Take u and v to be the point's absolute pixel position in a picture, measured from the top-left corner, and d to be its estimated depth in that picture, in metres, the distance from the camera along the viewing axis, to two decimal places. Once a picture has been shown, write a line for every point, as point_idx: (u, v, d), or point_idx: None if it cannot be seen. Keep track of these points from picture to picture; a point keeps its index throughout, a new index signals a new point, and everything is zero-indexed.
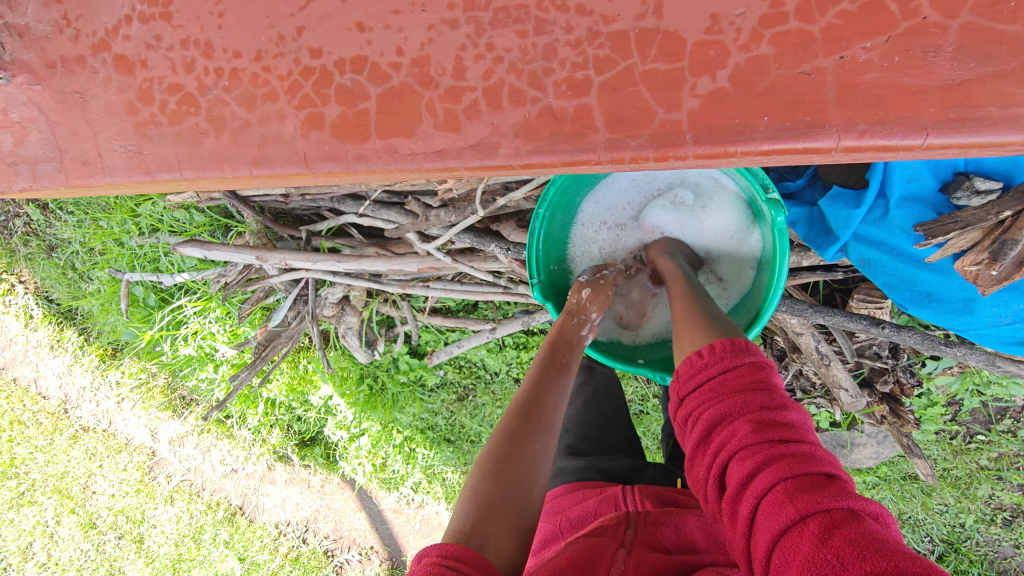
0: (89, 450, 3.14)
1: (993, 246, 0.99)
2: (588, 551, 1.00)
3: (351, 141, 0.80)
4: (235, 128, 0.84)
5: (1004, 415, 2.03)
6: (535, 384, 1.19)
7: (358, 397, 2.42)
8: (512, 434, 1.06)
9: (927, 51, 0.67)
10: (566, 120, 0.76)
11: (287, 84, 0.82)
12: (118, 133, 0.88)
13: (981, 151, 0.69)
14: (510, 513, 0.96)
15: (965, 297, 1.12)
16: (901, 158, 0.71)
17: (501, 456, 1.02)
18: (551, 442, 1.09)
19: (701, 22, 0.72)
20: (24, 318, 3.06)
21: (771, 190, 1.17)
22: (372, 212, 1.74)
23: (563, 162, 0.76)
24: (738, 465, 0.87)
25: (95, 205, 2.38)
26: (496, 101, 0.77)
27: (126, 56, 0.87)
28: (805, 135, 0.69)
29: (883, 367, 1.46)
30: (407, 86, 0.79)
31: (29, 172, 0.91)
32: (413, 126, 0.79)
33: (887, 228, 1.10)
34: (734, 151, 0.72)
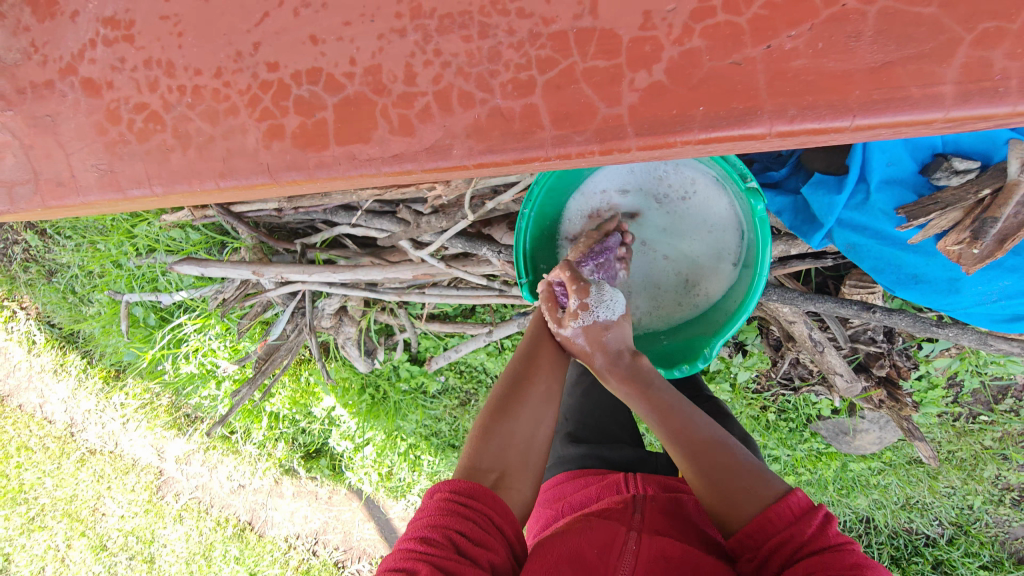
0: (97, 472, 3.16)
1: (974, 225, 0.97)
2: (600, 534, 1.01)
3: (312, 150, 0.82)
4: (201, 143, 0.85)
5: (1005, 395, 2.03)
6: (536, 341, 1.34)
7: (360, 406, 2.43)
8: (517, 383, 1.23)
9: (848, 37, 0.68)
10: (514, 119, 0.77)
11: (246, 98, 0.84)
12: (89, 154, 0.89)
13: (912, 129, 0.70)
14: (518, 447, 1.13)
15: (951, 277, 1.13)
16: (836, 140, 0.72)
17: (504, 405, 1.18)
18: (553, 387, 1.26)
19: (635, 19, 0.73)
20: (27, 344, 3.08)
21: (750, 179, 1.17)
22: (365, 222, 1.75)
23: (514, 161, 0.77)
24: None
25: (92, 228, 2.42)
26: (448, 104, 0.78)
27: (93, 78, 0.89)
28: (739, 123, 0.71)
29: (879, 352, 1.46)
30: (362, 94, 0.80)
31: (6, 195, 0.93)
32: (370, 132, 0.80)
33: (870, 212, 1.10)
34: (675, 141, 0.73)
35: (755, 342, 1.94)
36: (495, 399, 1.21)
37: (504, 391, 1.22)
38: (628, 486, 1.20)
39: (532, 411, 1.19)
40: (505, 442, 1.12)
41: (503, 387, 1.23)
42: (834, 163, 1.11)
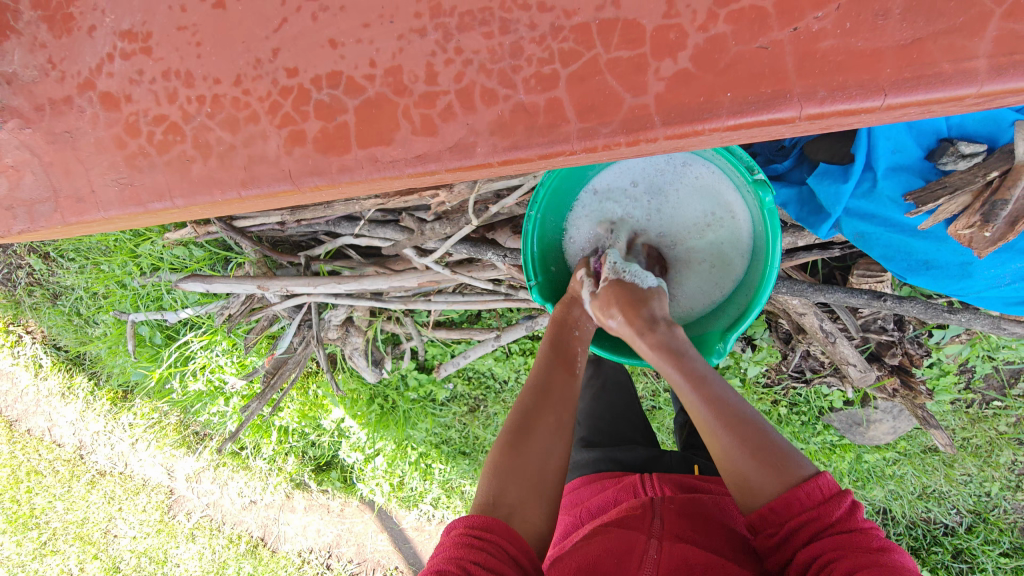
0: (108, 494, 3.16)
1: (984, 208, 0.97)
2: (620, 543, 1.01)
3: (333, 154, 0.81)
4: (222, 152, 0.85)
5: (1017, 379, 2.02)
6: (545, 371, 1.27)
7: (369, 417, 2.41)
8: (528, 413, 1.19)
9: (876, 15, 0.67)
10: (538, 113, 0.76)
11: (267, 104, 0.83)
12: (110, 167, 0.89)
13: (942, 107, 0.69)
14: (527, 480, 1.09)
15: (962, 261, 1.12)
16: (863, 121, 0.71)
17: (514, 432, 1.15)
18: (566, 419, 1.20)
19: (659, 7, 0.71)
20: (34, 368, 3.08)
21: (756, 170, 1.17)
22: (368, 232, 1.77)
23: (539, 156, 0.76)
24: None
25: (96, 249, 2.44)
26: (470, 102, 0.77)
27: (111, 92, 0.88)
28: (768, 107, 0.70)
29: (890, 341, 1.45)
30: (383, 96, 0.79)
31: (27, 214, 0.94)
32: (392, 133, 0.79)
33: (877, 200, 1.10)
34: (703, 129, 0.72)
35: (765, 336, 1.93)
36: (505, 431, 1.17)
37: (514, 422, 1.18)
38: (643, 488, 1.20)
39: (543, 441, 1.15)
40: (516, 473, 1.09)
41: (513, 416, 1.19)
42: (837, 153, 1.10)
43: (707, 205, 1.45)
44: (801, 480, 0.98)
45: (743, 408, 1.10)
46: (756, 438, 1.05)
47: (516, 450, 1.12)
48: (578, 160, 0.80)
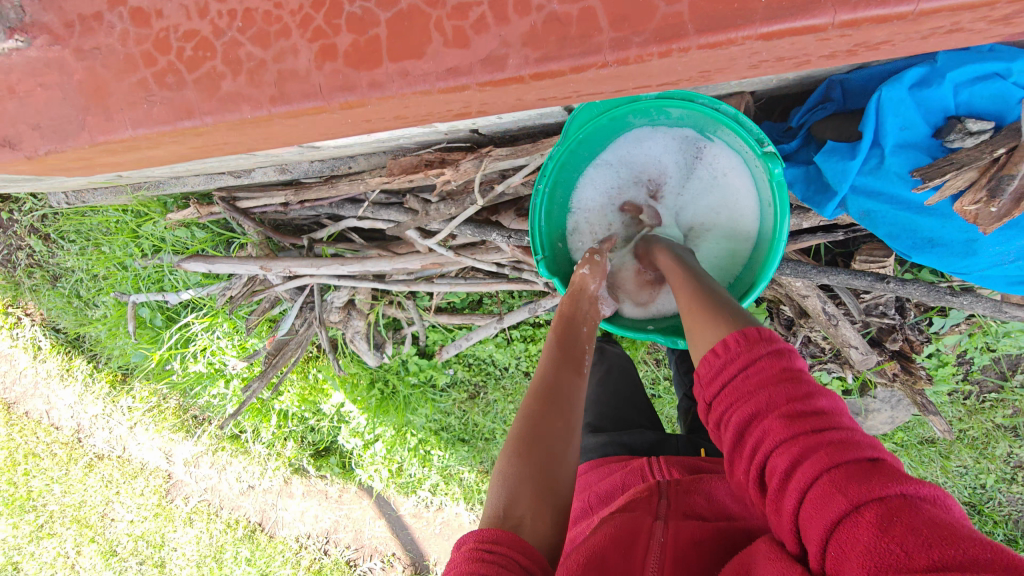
0: (105, 478, 3.17)
1: (990, 183, 0.96)
2: (624, 528, 0.99)
3: (365, 68, 0.72)
4: (251, 68, 0.76)
5: (1016, 370, 2.03)
6: (550, 371, 1.21)
7: (370, 401, 2.41)
8: (535, 417, 1.10)
9: None
10: (572, 22, 0.67)
11: (299, 18, 0.74)
12: (137, 87, 0.80)
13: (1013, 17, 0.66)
14: (539, 484, 0.99)
15: (967, 238, 1.09)
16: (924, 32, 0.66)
17: (523, 437, 1.06)
18: (574, 420, 1.11)
19: None
20: (32, 350, 3.07)
21: (767, 143, 1.15)
22: (372, 214, 1.78)
23: (570, 69, 0.68)
24: (780, 463, 0.80)
25: (97, 230, 2.44)
26: (502, 11, 0.69)
27: (142, 8, 0.80)
28: (802, 11, 0.63)
29: (891, 326, 1.46)
30: (415, 6, 0.70)
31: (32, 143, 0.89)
32: (423, 45, 0.70)
33: (884, 176, 1.07)
34: (736, 37, 0.65)
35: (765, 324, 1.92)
36: (512, 436, 1.08)
37: (523, 429, 1.08)
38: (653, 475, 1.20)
39: (553, 442, 1.06)
40: (527, 477, 0.99)
41: (520, 423, 1.10)
42: (846, 132, 1.08)
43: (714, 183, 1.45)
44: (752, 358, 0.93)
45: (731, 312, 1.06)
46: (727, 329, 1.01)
47: (526, 456, 1.03)
48: (603, 81, 0.72)
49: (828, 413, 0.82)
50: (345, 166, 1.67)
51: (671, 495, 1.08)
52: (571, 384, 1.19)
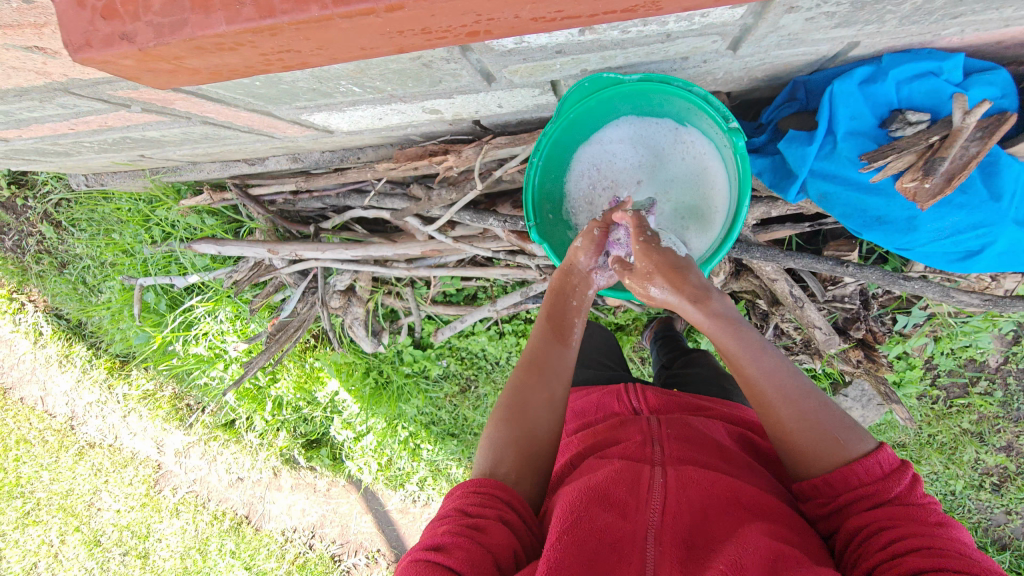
0: (95, 466, 3.20)
1: (926, 164, 1.00)
2: (621, 475, 0.88)
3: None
4: None
5: (980, 377, 2.14)
6: (539, 343, 1.18)
7: (364, 390, 2.48)
8: (521, 389, 1.10)
9: None
10: None
11: None
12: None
13: None
14: (522, 451, 1.02)
15: (909, 215, 1.08)
16: None
17: (509, 407, 1.08)
18: (558, 393, 1.12)
19: None
20: (34, 335, 3.12)
21: (733, 120, 1.08)
22: (376, 203, 1.89)
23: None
24: (884, 546, 0.75)
25: (110, 218, 2.54)
26: None
27: None
28: None
29: (855, 315, 1.58)
30: None
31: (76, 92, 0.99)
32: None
33: (837, 161, 1.09)
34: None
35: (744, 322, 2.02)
36: (499, 405, 1.09)
37: (508, 400, 1.09)
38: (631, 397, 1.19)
39: (536, 414, 1.07)
40: (509, 448, 1.02)
41: (507, 396, 1.10)
42: (806, 120, 1.11)
43: (692, 164, 1.25)
44: (855, 458, 0.84)
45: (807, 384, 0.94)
46: (808, 411, 0.90)
47: (511, 421, 1.06)
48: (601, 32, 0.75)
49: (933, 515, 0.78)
50: (354, 157, 1.80)
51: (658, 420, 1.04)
52: (559, 351, 1.17)
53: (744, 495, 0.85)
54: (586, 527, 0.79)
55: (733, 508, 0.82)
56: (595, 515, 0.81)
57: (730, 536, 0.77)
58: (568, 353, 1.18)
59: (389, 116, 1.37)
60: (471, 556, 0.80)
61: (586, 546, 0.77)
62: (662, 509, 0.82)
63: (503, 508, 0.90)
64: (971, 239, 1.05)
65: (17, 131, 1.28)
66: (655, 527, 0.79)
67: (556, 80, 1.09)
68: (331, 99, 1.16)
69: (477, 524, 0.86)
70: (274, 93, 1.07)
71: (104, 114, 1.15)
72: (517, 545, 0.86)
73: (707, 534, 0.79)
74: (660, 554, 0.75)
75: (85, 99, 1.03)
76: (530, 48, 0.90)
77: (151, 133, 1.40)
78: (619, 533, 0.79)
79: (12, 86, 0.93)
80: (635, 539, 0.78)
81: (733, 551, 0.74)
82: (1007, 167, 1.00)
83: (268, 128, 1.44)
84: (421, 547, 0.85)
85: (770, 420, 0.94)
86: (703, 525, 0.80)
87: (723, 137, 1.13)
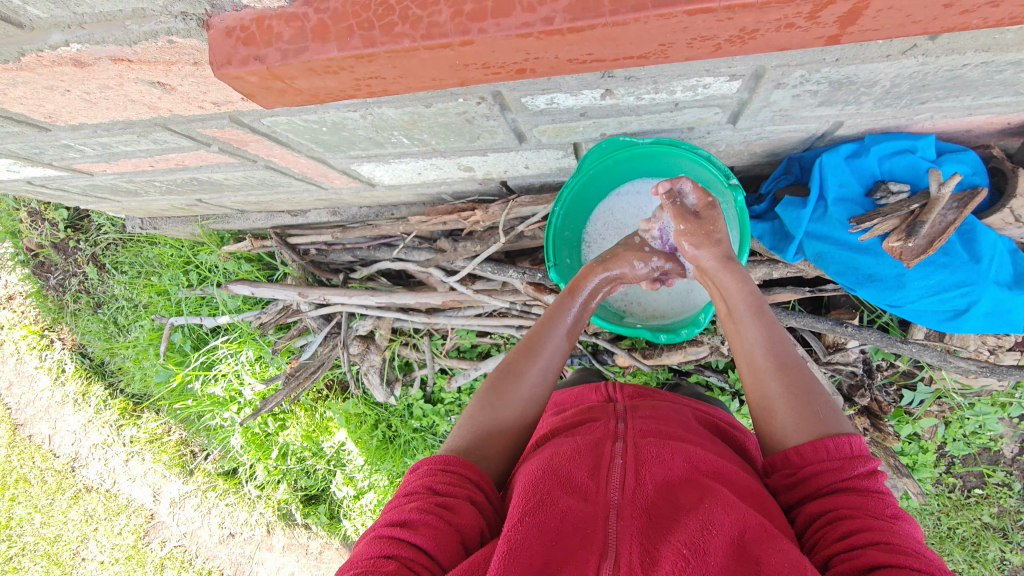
0: (87, 512, 3.19)
1: (908, 226, 1.11)
2: (586, 455, 0.98)
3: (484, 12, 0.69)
4: None
5: (996, 467, 2.07)
6: (540, 333, 1.22)
7: (371, 443, 2.48)
8: (512, 378, 1.15)
9: None
10: None
11: None
12: None
13: (954, 60, 0.85)
14: (500, 437, 1.09)
15: (897, 273, 1.18)
16: (873, 69, 0.88)
17: (496, 392, 1.13)
18: (543, 386, 1.17)
19: None
20: (56, 372, 3.17)
21: (732, 177, 1.18)
22: (404, 255, 2.03)
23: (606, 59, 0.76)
24: (839, 527, 0.82)
25: (151, 262, 2.70)
26: None
27: None
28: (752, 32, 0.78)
29: (858, 383, 1.66)
30: None
31: (168, 128, 1.15)
32: None
33: (829, 223, 1.20)
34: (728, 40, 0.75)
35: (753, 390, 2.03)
36: (487, 385, 1.15)
37: (495, 383, 1.15)
38: (608, 389, 1.30)
39: (520, 403, 1.13)
40: (488, 433, 1.08)
41: (494, 378, 1.16)
42: (799, 189, 1.24)
43: None
44: (830, 435, 0.93)
45: (802, 359, 1.05)
46: (800, 387, 1.00)
47: (496, 408, 1.11)
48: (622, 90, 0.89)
49: (878, 498, 0.87)
50: (388, 213, 1.99)
51: (622, 410, 1.15)
52: (556, 340, 1.21)
53: (700, 473, 0.94)
54: (549, 511, 0.86)
55: (691, 485, 0.91)
56: (558, 498, 0.89)
57: (689, 508, 0.86)
58: (565, 343, 1.23)
59: (428, 171, 1.53)
60: (438, 534, 0.86)
61: (550, 529, 0.83)
62: (621, 490, 0.90)
63: (471, 489, 0.96)
64: (957, 297, 1.14)
65: (104, 166, 1.46)
66: (616, 506, 0.87)
67: (579, 142, 1.25)
68: (382, 149, 1.32)
69: (447, 503, 0.92)
70: (335, 139, 1.24)
71: (185, 152, 1.32)
72: (484, 523, 0.92)
73: (668, 506, 0.87)
74: (621, 528, 0.83)
75: (175, 136, 1.20)
76: (559, 108, 1.05)
77: (216, 176, 1.58)
78: (581, 514, 0.86)
79: (122, 119, 1.10)
80: (597, 519, 0.85)
81: (692, 525, 0.81)
82: (983, 234, 1.11)
83: (319, 178, 1.61)
84: (387, 522, 0.90)
85: (760, 390, 1.04)
86: (658, 504, 0.88)
87: (726, 194, 1.24)
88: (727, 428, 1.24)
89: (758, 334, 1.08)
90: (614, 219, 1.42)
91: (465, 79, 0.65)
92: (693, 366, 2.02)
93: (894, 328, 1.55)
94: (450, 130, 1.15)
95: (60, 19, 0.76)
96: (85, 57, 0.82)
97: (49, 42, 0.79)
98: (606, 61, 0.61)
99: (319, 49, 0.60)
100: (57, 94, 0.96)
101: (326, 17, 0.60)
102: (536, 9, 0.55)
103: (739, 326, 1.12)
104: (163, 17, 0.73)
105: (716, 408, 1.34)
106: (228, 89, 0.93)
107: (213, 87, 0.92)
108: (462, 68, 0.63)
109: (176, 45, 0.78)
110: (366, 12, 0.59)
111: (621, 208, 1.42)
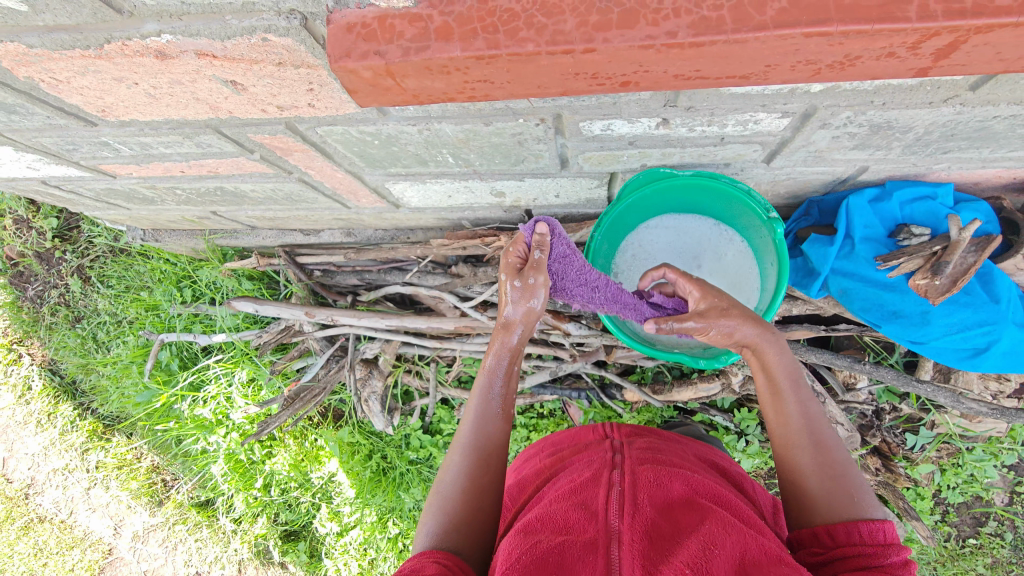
0: (37, 544, 2.97)
1: (932, 264, 1.17)
2: (585, 485, 0.99)
3: None
4: None
5: (988, 517, 2.12)
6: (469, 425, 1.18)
7: (363, 474, 2.37)
8: (454, 477, 1.11)
9: None
10: None
11: None
12: None
13: (987, 109, 0.94)
14: (466, 529, 1.05)
15: (922, 309, 1.24)
16: (912, 114, 0.96)
17: (446, 495, 1.09)
18: (493, 471, 1.14)
19: None
20: (21, 389, 2.95)
21: (773, 211, 1.24)
22: (417, 280, 1.99)
23: None
24: None
25: (143, 275, 2.58)
26: None
27: None
28: None
29: (869, 424, 1.73)
30: None
31: (215, 132, 1.15)
32: None
33: (856, 261, 1.26)
34: None
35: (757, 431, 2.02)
36: (438, 491, 1.11)
37: (448, 486, 1.10)
38: (605, 428, 1.28)
39: (470, 494, 1.09)
40: (447, 529, 1.03)
41: (439, 483, 1.12)
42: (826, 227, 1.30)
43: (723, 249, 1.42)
44: (863, 519, 0.90)
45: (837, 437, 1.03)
46: (838, 467, 0.98)
47: (452, 503, 1.08)
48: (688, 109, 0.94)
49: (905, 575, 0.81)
50: (404, 236, 1.99)
51: (619, 442, 1.17)
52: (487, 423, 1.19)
53: (695, 498, 0.95)
54: (548, 548, 0.85)
55: (689, 508, 0.92)
56: (551, 538, 0.88)
57: (689, 530, 0.85)
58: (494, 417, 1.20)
59: (458, 195, 1.54)
60: None
61: (547, 563, 0.82)
62: (623, 517, 0.88)
63: (437, 555, 0.95)
64: (979, 335, 1.22)
65: (132, 169, 1.44)
66: (616, 532, 0.86)
67: (616, 172, 1.30)
68: (423, 168, 1.34)
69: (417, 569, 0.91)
70: (381, 154, 1.25)
71: (223, 159, 1.32)
72: None
73: (669, 528, 0.87)
74: (622, 554, 0.81)
75: (221, 140, 1.19)
76: (611, 135, 1.10)
77: (244, 187, 1.56)
78: (581, 545, 0.84)
79: (175, 118, 1.10)
80: (597, 546, 0.84)
81: (694, 546, 0.81)
82: (1000, 277, 1.20)
83: (347, 195, 1.61)
84: None
85: (793, 464, 1.02)
86: (657, 525, 0.87)
87: (762, 229, 1.29)
88: (722, 465, 1.24)
89: (798, 411, 1.05)
90: (642, 246, 1.45)
91: (570, 88, 0.70)
92: (699, 405, 2.03)
93: (899, 366, 1.61)
94: (499, 146, 1.17)
95: (163, 8, 0.77)
96: (171, 48, 0.83)
97: (142, 30, 0.80)
98: (711, 77, 0.67)
99: (441, 48, 0.64)
100: (124, 87, 0.97)
101: (451, 19, 0.64)
102: (660, 23, 0.60)
103: (779, 401, 1.07)
104: (267, 14, 0.76)
105: (714, 450, 1.31)
106: (301, 93, 0.94)
107: (285, 91, 0.93)
108: (571, 77, 0.68)
109: (268, 44, 0.80)
110: (492, 18, 0.63)
111: (648, 241, 1.45)
